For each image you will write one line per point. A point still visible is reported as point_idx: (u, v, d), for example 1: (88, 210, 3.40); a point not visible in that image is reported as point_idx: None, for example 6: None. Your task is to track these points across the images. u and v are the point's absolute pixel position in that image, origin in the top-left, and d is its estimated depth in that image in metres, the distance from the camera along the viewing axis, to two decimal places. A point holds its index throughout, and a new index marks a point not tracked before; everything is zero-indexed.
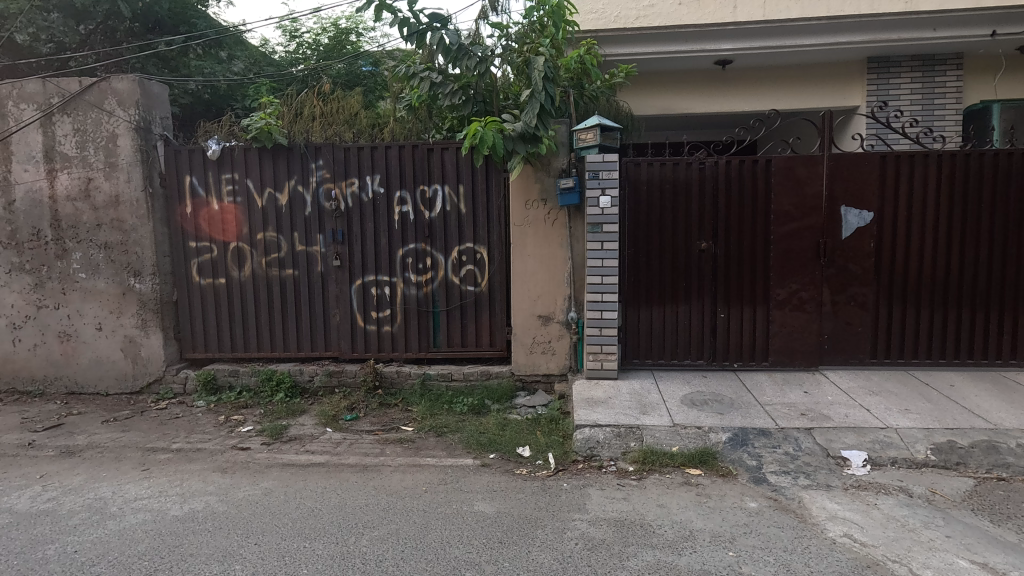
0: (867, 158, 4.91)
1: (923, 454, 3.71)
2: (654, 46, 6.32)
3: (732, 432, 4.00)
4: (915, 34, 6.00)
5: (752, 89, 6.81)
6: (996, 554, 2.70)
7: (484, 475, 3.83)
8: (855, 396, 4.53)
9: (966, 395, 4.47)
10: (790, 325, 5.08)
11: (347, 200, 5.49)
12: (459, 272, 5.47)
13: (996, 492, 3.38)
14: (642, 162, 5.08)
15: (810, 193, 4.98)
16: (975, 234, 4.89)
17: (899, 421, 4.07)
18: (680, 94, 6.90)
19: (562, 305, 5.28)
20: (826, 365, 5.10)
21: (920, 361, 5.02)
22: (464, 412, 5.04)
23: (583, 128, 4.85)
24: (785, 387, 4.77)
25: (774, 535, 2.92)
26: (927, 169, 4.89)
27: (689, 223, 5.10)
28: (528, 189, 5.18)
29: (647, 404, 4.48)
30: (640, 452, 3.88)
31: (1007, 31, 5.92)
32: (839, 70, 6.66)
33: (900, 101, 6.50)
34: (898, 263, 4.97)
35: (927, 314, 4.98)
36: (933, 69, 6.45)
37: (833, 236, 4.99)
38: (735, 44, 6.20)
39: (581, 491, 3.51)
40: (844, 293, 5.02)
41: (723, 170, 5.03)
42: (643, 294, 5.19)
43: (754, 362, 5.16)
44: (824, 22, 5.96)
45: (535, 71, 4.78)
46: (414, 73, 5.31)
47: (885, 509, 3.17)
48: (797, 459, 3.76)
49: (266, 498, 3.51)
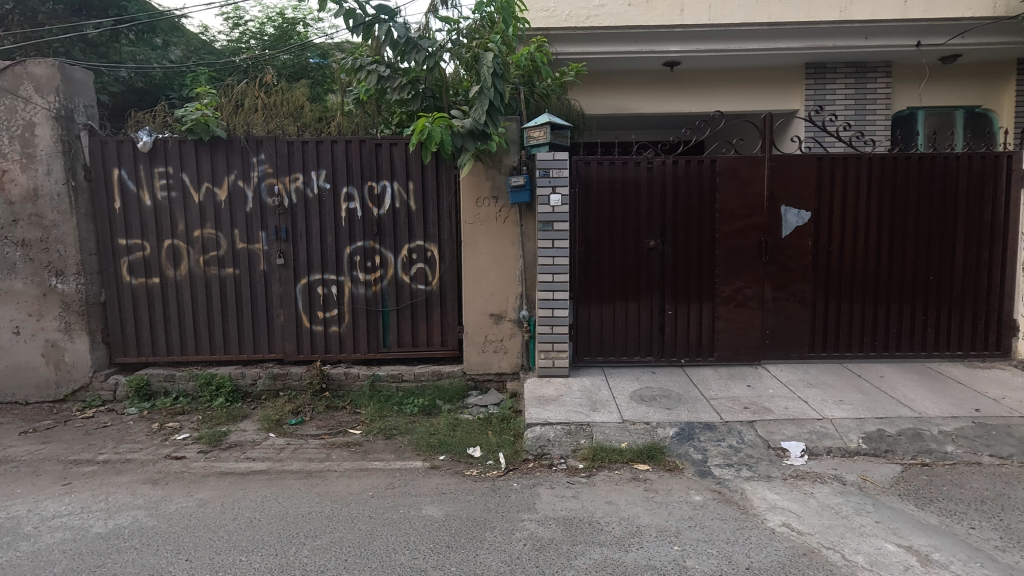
0: (804, 160, 5.11)
1: (855, 443, 3.89)
2: (605, 46, 6.38)
3: (678, 426, 4.09)
4: (848, 43, 6.30)
5: (699, 91, 6.99)
6: (920, 537, 2.85)
7: (434, 477, 3.76)
8: (794, 389, 4.71)
9: (894, 385, 4.74)
10: (735, 322, 5.23)
11: (291, 196, 5.30)
12: (409, 271, 5.36)
13: (920, 477, 3.57)
14: (592, 161, 5.12)
15: (753, 193, 5.14)
16: (903, 232, 5.16)
17: (835, 412, 4.26)
18: (630, 94, 7.02)
19: (513, 304, 5.26)
20: (768, 359, 5.29)
21: (853, 354, 5.26)
22: (414, 413, 4.95)
23: (533, 126, 4.83)
24: (729, 381, 4.91)
25: (718, 528, 2.98)
26: (861, 171, 5.13)
27: (638, 221, 5.17)
28: (479, 186, 5.12)
29: (597, 401, 4.53)
30: (589, 449, 3.91)
31: (931, 41, 6.29)
32: (781, 75, 6.90)
33: (835, 106, 6.79)
34: (833, 261, 5.19)
35: (860, 309, 5.22)
36: (865, 76, 6.77)
37: (775, 235, 5.16)
38: (682, 47, 6.34)
39: (531, 491, 3.50)
40: (785, 290, 5.21)
41: (671, 169, 5.12)
42: (593, 292, 5.24)
43: (700, 358, 5.29)
44: (766, 28, 6.16)
45: (484, 67, 4.72)
46: (361, 66, 5.16)
47: (821, 498, 3.29)
48: (740, 451, 3.87)
49: (201, 510, 3.32)
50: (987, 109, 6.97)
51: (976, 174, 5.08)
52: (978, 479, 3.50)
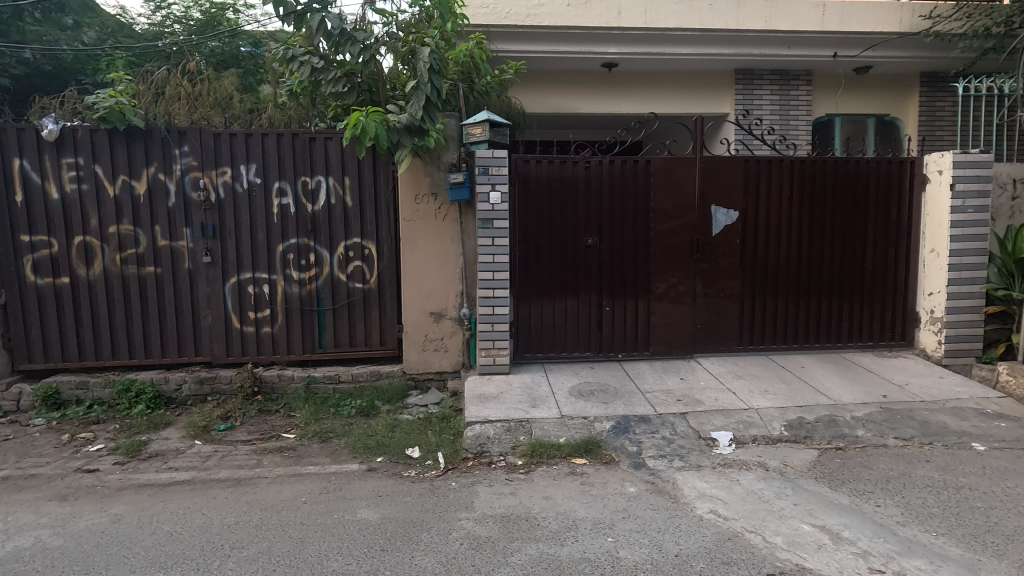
0: (732, 162, 5.34)
1: (778, 430, 4.12)
2: (545, 45, 6.43)
3: (615, 420, 4.21)
4: (772, 51, 6.66)
5: (636, 92, 7.17)
6: (832, 517, 3.04)
7: (371, 480, 3.69)
8: (723, 380, 4.93)
9: (813, 374, 5.05)
10: (669, 317, 5.40)
11: (218, 190, 5.03)
12: (346, 269, 5.22)
13: (835, 460, 3.81)
14: (531, 160, 5.17)
15: (685, 193, 5.33)
16: (821, 231, 5.49)
17: (761, 401, 4.50)
18: (569, 94, 7.12)
19: (454, 302, 5.22)
20: (700, 352, 5.50)
21: (778, 346, 5.56)
22: (352, 414, 4.83)
23: (472, 123, 4.80)
24: (663, 374, 5.08)
25: (649, 518, 3.08)
26: (783, 173, 5.42)
27: (576, 220, 5.27)
28: (418, 182, 5.05)
29: (537, 397, 4.58)
30: (528, 445, 3.93)
31: (846, 53, 6.74)
32: (712, 79, 7.19)
33: (762, 111, 7.14)
34: (759, 258, 5.46)
35: (784, 304, 5.52)
36: (788, 83, 7.16)
37: (706, 233, 5.38)
38: (619, 49, 6.49)
39: (469, 489, 3.49)
40: (715, 286, 5.43)
41: (607, 169, 5.24)
42: (533, 289, 5.29)
43: (637, 352, 5.44)
44: (698, 33, 6.40)
45: (420, 61, 4.63)
46: (293, 56, 4.98)
47: (745, 484, 3.46)
48: (673, 442, 4.01)
49: (115, 525, 3.11)
50: (895, 118, 7.52)
51: (885, 177, 5.47)
52: (885, 460, 3.78)
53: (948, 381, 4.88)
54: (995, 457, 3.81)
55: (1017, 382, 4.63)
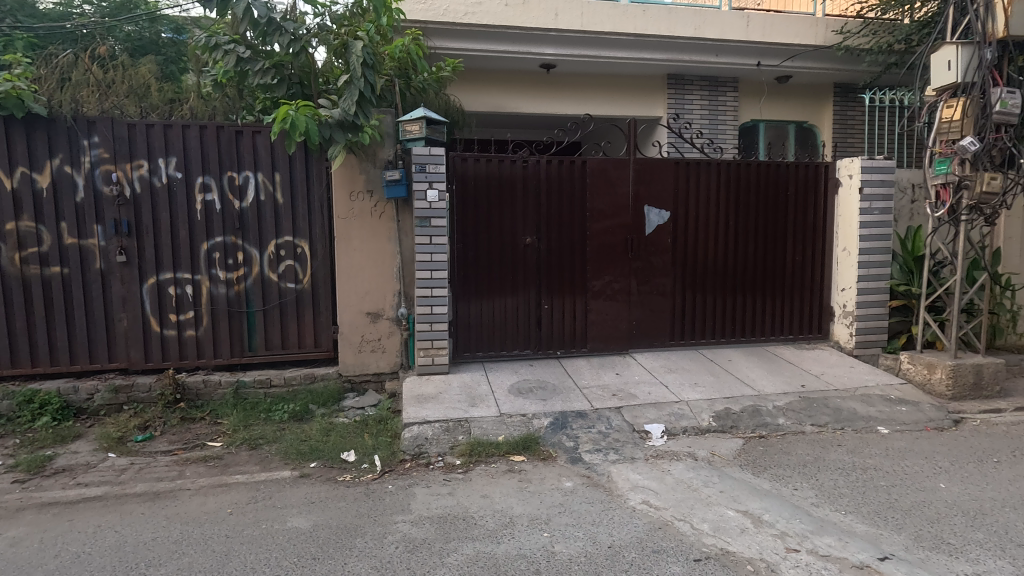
0: (663, 164, 5.54)
1: (706, 421, 4.31)
2: (483, 43, 6.43)
3: (553, 417, 4.28)
4: (701, 58, 6.95)
5: (573, 93, 7.29)
6: (755, 501, 3.22)
7: (303, 487, 3.56)
8: (656, 374, 5.11)
9: (739, 367, 5.32)
10: (605, 314, 5.54)
11: (133, 184, 4.71)
12: (277, 268, 5.01)
13: (758, 447, 4.03)
14: (469, 158, 5.16)
15: (619, 194, 5.47)
16: (745, 230, 5.78)
17: (691, 394, 4.69)
18: (508, 93, 7.15)
19: (391, 302, 5.13)
20: (635, 348, 5.66)
21: (707, 341, 5.81)
22: (284, 420, 4.65)
23: (408, 120, 4.74)
24: (600, 370, 5.21)
25: (585, 511, 3.14)
26: (711, 175, 5.67)
27: (514, 219, 5.30)
28: (352, 179, 4.94)
29: (476, 396, 4.58)
30: (467, 445, 3.92)
31: (769, 62, 7.13)
32: (645, 83, 7.41)
33: (693, 115, 7.43)
34: (689, 256, 5.69)
35: (712, 300, 5.78)
36: (717, 89, 7.49)
37: (639, 233, 5.54)
38: (557, 49, 6.58)
39: (406, 491, 3.44)
40: (648, 284, 5.61)
41: (544, 169, 5.31)
42: (472, 288, 5.28)
43: (574, 349, 5.53)
44: (632, 38, 6.59)
45: (353, 55, 4.52)
46: (216, 44, 4.71)
47: (676, 474, 3.60)
48: (608, 436, 4.12)
49: (13, 549, 2.85)
50: (812, 125, 8.03)
51: (803, 180, 5.83)
52: (802, 446, 4.04)
53: (858, 370, 5.27)
54: (897, 439, 4.14)
55: (916, 369, 5.05)
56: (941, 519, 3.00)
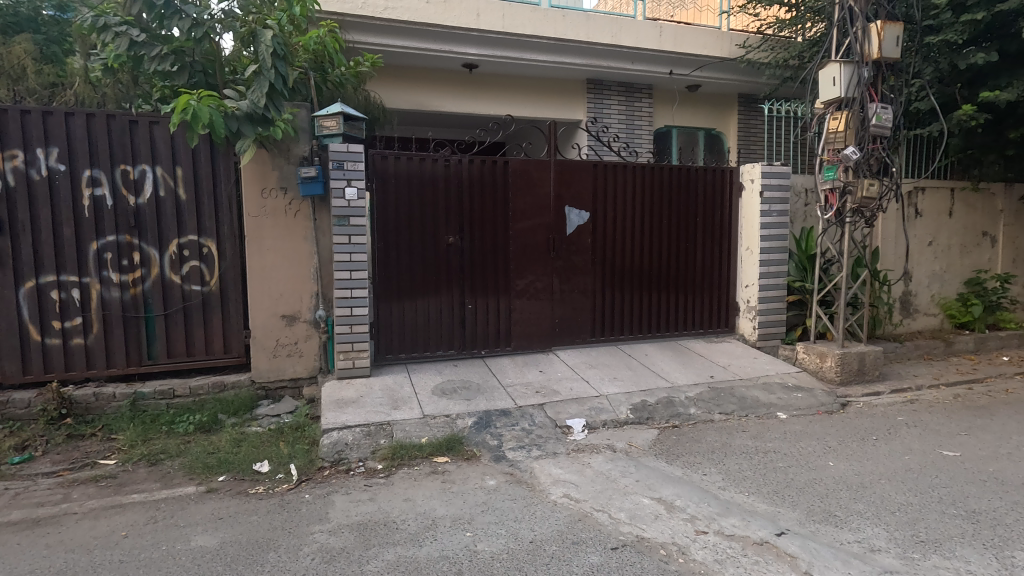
0: (583, 165, 5.71)
1: (624, 414, 4.48)
2: (403, 40, 6.32)
3: (477, 416, 4.29)
4: (618, 64, 7.22)
5: (495, 94, 7.34)
6: (668, 488, 3.38)
7: (209, 502, 3.34)
8: (578, 370, 5.25)
9: (655, 360, 5.57)
10: (528, 313, 5.61)
11: (6, 177, 4.23)
12: (180, 270, 4.66)
13: (671, 437, 4.25)
14: (389, 156, 5.06)
15: (541, 194, 5.57)
16: (659, 230, 6.06)
17: (610, 388, 4.87)
18: (430, 92, 7.07)
19: (308, 304, 4.92)
20: (558, 345, 5.77)
21: (626, 337, 6.04)
22: (189, 432, 4.33)
23: (324, 115, 4.59)
24: (524, 368, 5.28)
25: (507, 508, 3.17)
26: (627, 177, 5.90)
27: (436, 219, 5.26)
28: (264, 175, 4.70)
29: (399, 399, 4.50)
30: (389, 448, 3.84)
31: (680, 72, 7.50)
32: (566, 87, 7.59)
33: (611, 119, 7.69)
34: (608, 256, 5.89)
35: (630, 297, 6.01)
36: (633, 95, 7.80)
37: (560, 233, 5.67)
38: (479, 50, 6.59)
39: (324, 500, 3.31)
40: (570, 282, 5.75)
41: (467, 168, 5.31)
42: (394, 289, 5.18)
43: (499, 348, 5.56)
44: (552, 42, 6.73)
45: (262, 45, 4.27)
46: (104, 25, 4.30)
47: (595, 466, 3.72)
48: (531, 433, 4.18)
49: None
50: (719, 131, 8.55)
51: (710, 184, 6.20)
52: (711, 433, 4.30)
53: (760, 361, 5.68)
54: (794, 423, 4.50)
55: (810, 358, 5.52)
56: (829, 494, 3.29)
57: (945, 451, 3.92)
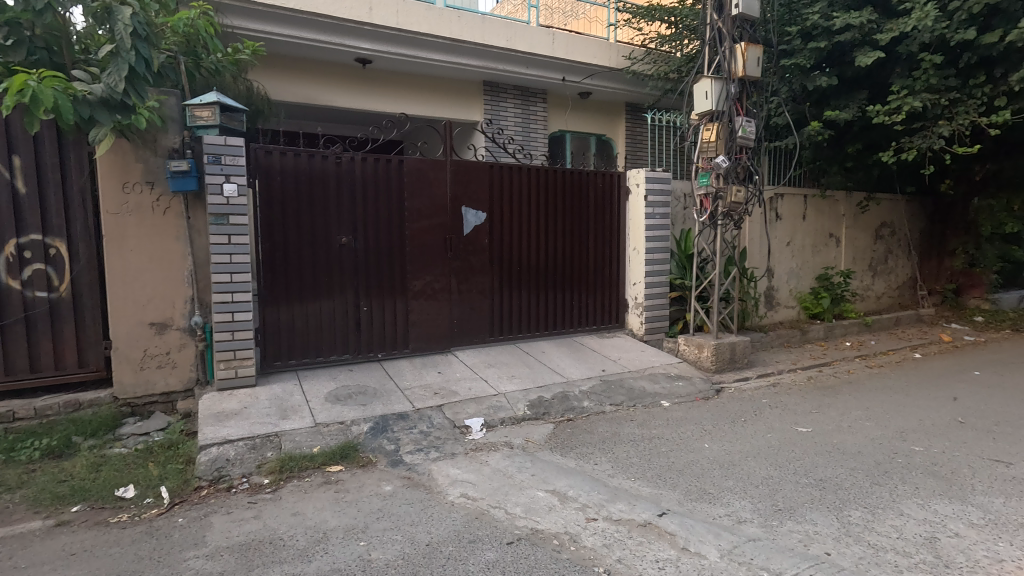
0: (479, 166, 5.75)
1: (521, 411, 4.59)
2: (290, 29, 5.99)
3: (372, 421, 4.18)
4: (513, 68, 7.36)
5: (390, 91, 7.18)
6: (562, 479, 3.51)
7: (60, 537, 2.94)
8: (477, 370, 5.29)
9: (551, 357, 5.75)
10: (426, 314, 5.54)
11: None
12: (19, 274, 4.08)
13: (566, 430, 4.41)
14: (274, 150, 4.77)
15: (437, 194, 5.54)
16: (554, 231, 6.27)
17: (507, 386, 4.96)
18: (320, 85, 6.76)
19: (182, 310, 4.50)
20: (457, 346, 5.75)
21: (523, 335, 6.16)
22: (34, 459, 3.77)
23: (198, 104, 4.21)
24: (422, 369, 5.21)
25: (404, 513, 3.12)
26: (522, 179, 6.04)
27: (327, 218, 5.04)
28: (125, 168, 4.24)
29: (288, 408, 4.26)
30: (277, 461, 3.63)
31: (572, 79, 7.80)
32: (462, 87, 7.60)
33: (507, 122, 7.81)
34: (504, 255, 5.98)
35: (526, 297, 6.15)
36: (529, 99, 7.99)
37: (457, 233, 5.66)
38: (372, 45, 6.41)
39: (201, 522, 3.05)
40: (468, 282, 5.76)
41: (359, 166, 5.14)
42: (282, 292, 4.89)
43: (396, 351, 5.44)
44: (448, 42, 6.71)
45: (118, 22, 3.80)
46: None
47: (493, 464, 3.76)
48: (429, 435, 4.14)
49: None
50: (609, 137, 9.00)
51: (600, 187, 6.51)
52: (602, 424, 4.52)
53: (647, 354, 6.06)
54: (676, 410, 4.86)
55: (690, 349, 5.98)
56: (704, 473, 3.59)
57: (799, 427, 4.43)
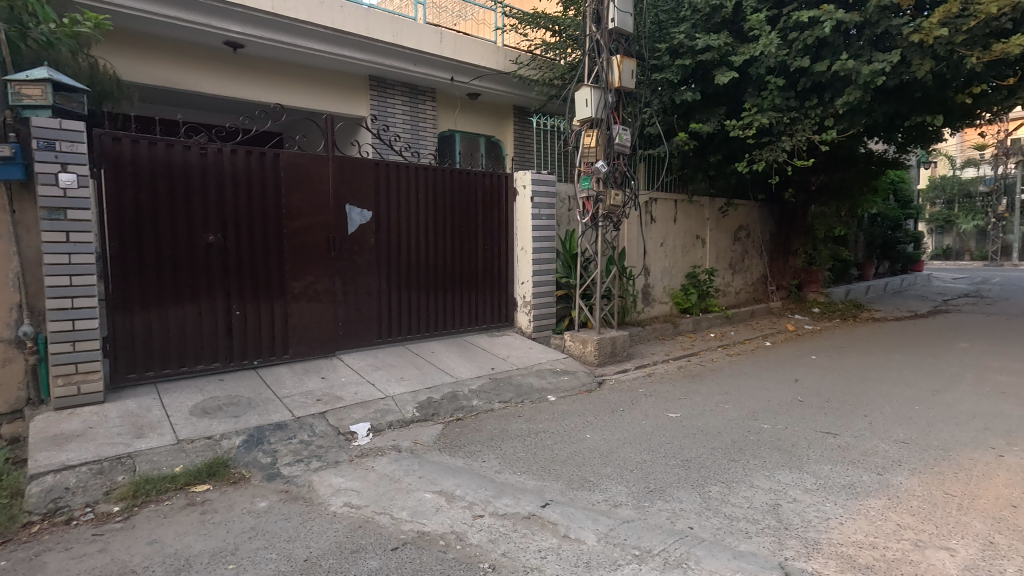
0: (363, 163, 5.57)
1: (410, 413, 4.52)
2: (144, 3, 5.38)
3: (246, 434, 3.90)
4: (399, 64, 7.22)
5: (265, 80, 6.72)
6: (450, 479, 3.50)
7: None
8: (363, 373, 5.11)
9: (441, 357, 5.72)
10: (307, 317, 5.25)
11: None
12: None
13: (455, 429, 4.41)
14: (124, 138, 4.28)
15: (318, 191, 5.28)
16: (443, 230, 6.24)
17: (395, 389, 4.86)
18: (183, 67, 6.15)
19: (7, 319, 3.87)
20: (342, 349, 5.51)
21: (413, 336, 6.05)
22: None
23: (24, 81, 3.64)
24: (304, 375, 4.94)
25: (280, 529, 2.93)
26: (409, 178, 5.94)
27: (191, 214, 4.61)
28: None
29: (145, 425, 3.83)
30: (129, 486, 3.25)
31: (460, 79, 7.82)
32: (345, 80, 7.31)
33: (394, 119, 7.64)
34: (392, 255, 5.84)
35: (416, 297, 6.05)
36: (416, 97, 7.86)
37: (341, 232, 5.44)
38: (244, 29, 5.96)
39: (30, 563, 2.64)
40: (353, 283, 5.55)
41: (229, 159, 4.76)
42: (136, 296, 4.39)
43: (274, 357, 5.09)
44: (330, 32, 6.41)
45: None
46: None
47: (379, 469, 3.66)
48: (311, 444, 3.94)
49: None
50: (498, 139, 9.13)
51: (489, 188, 6.58)
52: (491, 421, 4.58)
53: (535, 350, 6.25)
54: (561, 404, 5.06)
55: (575, 344, 6.25)
56: (586, 462, 3.78)
57: (670, 413, 4.82)
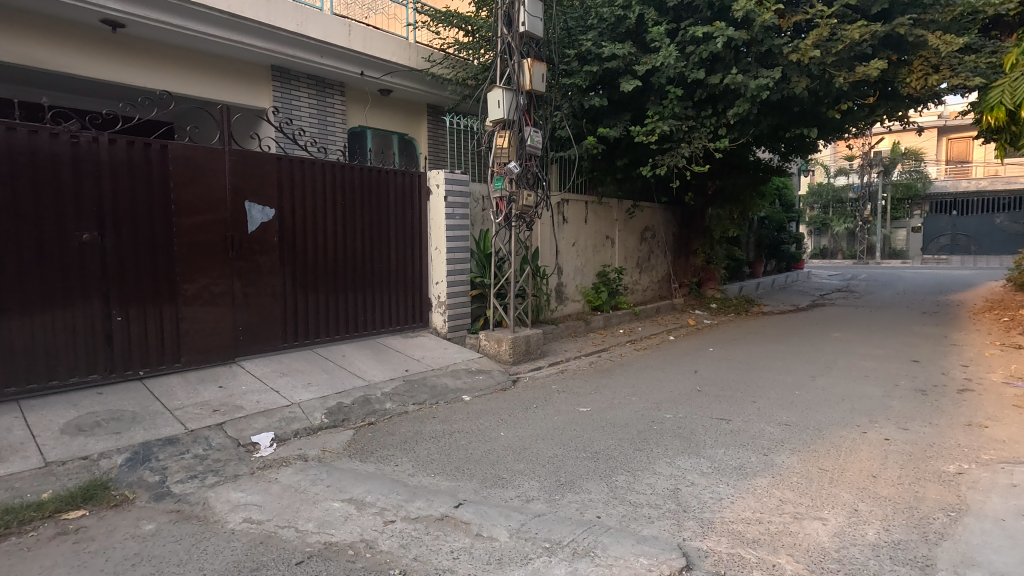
0: (265, 158, 5.26)
1: (318, 420, 4.34)
2: None
3: (130, 452, 3.56)
4: (304, 55, 6.90)
5: (151, 64, 6.17)
6: (360, 486, 3.40)
7: None
8: (267, 380, 4.83)
9: (352, 360, 5.54)
10: (202, 321, 4.88)
11: None
12: None
13: (366, 434, 4.29)
14: None
15: (213, 186, 4.92)
16: (352, 229, 6.03)
17: (302, 395, 4.64)
18: (50, 46, 5.50)
19: None
20: (242, 355, 5.17)
21: (322, 340, 5.79)
22: None
23: None
24: (198, 385, 4.58)
25: (168, 552, 2.70)
26: (315, 174, 5.68)
27: (60, 210, 4.14)
28: None
29: (4, 449, 3.38)
30: None
31: (370, 74, 7.60)
32: (245, 69, 6.88)
33: (300, 113, 7.26)
34: (298, 255, 5.56)
35: (324, 299, 5.80)
36: (324, 91, 7.50)
37: (240, 230, 5.10)
38: (125, 7, 5.44)
39: None
40: (254, 284, 5.22)
41: (107, 149, 4.32)
42: None
43: (163, 366, 4.67)
44: (226, 17, 6.01)
45: None
46: None
47: (283, 480, 3.48)
48: (206, 458, 3.67)
49: None
50: (411, 137, 8.95)
51: (401, 187, 6.45)
52: (404, 424, 4.50)
53: (450, 351, 6.21)
54: (476, 403, 5.07)
55: (490, 344, 6.29)
56: (500, 460, 3.82)
57: (581, 407, 4.99)
